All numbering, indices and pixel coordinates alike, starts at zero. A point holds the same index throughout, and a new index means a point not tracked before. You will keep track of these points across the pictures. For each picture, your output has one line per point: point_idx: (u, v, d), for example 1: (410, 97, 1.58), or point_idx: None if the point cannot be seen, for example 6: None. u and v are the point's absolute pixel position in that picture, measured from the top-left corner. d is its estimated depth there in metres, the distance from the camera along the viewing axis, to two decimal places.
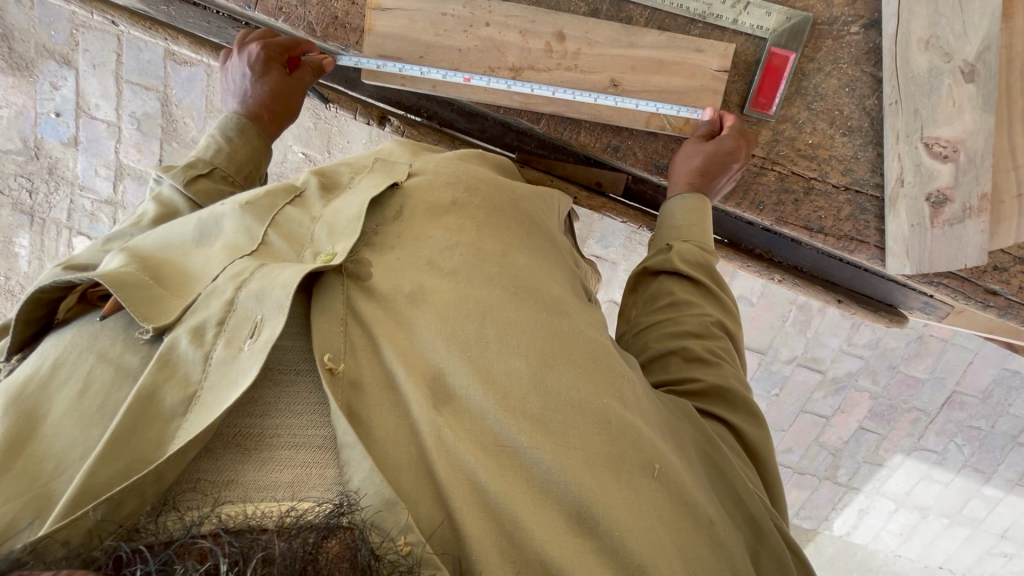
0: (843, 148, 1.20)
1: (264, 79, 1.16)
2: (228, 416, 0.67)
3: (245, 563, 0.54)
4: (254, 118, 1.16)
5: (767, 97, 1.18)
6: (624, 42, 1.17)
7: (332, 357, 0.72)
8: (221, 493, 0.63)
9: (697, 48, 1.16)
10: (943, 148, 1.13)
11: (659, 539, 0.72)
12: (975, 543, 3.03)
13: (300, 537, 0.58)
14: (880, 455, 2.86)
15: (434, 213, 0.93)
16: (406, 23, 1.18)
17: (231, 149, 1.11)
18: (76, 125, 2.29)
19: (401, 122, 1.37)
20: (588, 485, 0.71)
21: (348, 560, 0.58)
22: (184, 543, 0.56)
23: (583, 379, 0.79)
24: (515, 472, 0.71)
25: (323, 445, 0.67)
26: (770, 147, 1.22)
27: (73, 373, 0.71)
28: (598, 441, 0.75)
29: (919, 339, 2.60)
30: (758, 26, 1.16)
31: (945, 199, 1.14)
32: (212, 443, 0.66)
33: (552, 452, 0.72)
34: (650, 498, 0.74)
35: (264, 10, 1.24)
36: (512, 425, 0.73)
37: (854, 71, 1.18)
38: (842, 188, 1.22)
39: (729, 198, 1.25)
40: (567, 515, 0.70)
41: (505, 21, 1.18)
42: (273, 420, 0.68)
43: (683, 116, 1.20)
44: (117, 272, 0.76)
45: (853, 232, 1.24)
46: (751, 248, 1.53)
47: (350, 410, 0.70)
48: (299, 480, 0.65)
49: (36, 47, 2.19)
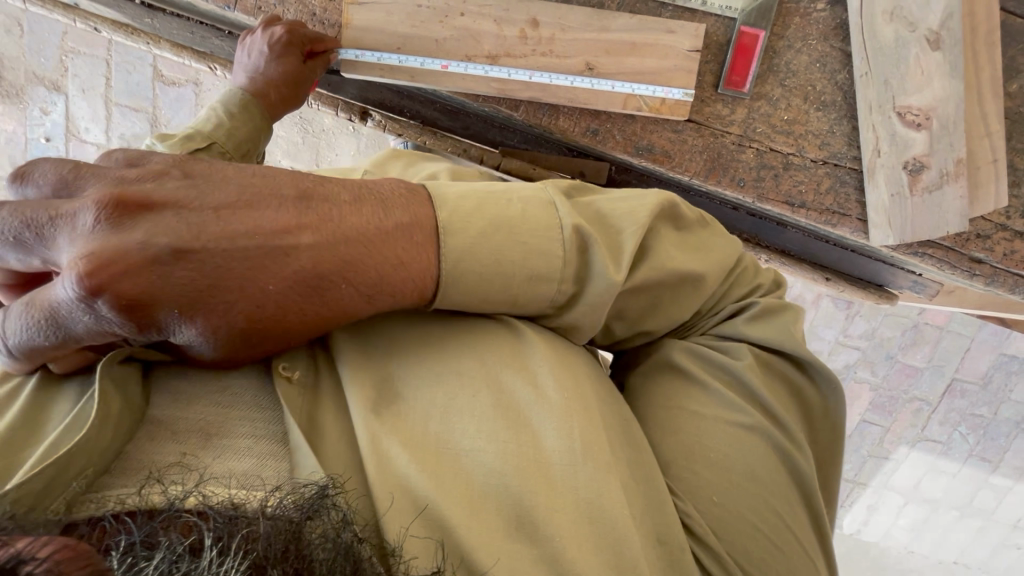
0: (818, 122, 1.21)
1: (280, 61, 1.15)
2: (199, 404, 0.76)
3: (230, 538, 0.57)
4: (258, 95, 1.16)
5: (740, 76, 1.20)
6: (596, 27, 1.20)
7: (287, 365, 0.79)
8: (201, 474, 0.69)
9: (668, 29, 1.19)
10: (915, 116, 1.16)
11: (599, 546, 0.71)
12: (988, 536, 2.98)
13: (283, 517, 0.60)
14: (884, 448, 2.83)
15: None
16: (383, 16, 1.21)
17: (231, 124, 1.10)
18: (66, 149, 2.32)
19: (384, 117, 1.41)
20: (528, 489, 0.72)
21: (331, 539, 0.60)
22: (171, 518, 0.60)
23: (539, 381, 0.78)
24: (460, 473, 0.73)
25: (281, 439, 0.74)
26: (747, 125, 1.23)
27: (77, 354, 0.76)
28: (551, 443, 0.74)
29: (914, 327, 2.60)
30: (727, 7, 1.18)
31: (922, 166, 1.17)
32: (178, 428, 0.74)
33: (493, 451, 0.73)
34: (603, 502, 0.73)
35: (243, 10, 1.25)
36: (462, 426, 0.75)
37: (824, 47, 1.19)
38: (820, 162, 1.23)
39: (710, 177, 1.25)
40: (507, 517, 0.71)
41: (480, 10, 1.20)
42: (238, 412, 0.76)
43: (659, 97, 1.20)
44: None
45: (834, 205, 1.24)
46: (738, 233, 1.54)
47: (308, 415, 0.76)
48: (255, 470, 0.71)
49: (26, 74, 2.22)
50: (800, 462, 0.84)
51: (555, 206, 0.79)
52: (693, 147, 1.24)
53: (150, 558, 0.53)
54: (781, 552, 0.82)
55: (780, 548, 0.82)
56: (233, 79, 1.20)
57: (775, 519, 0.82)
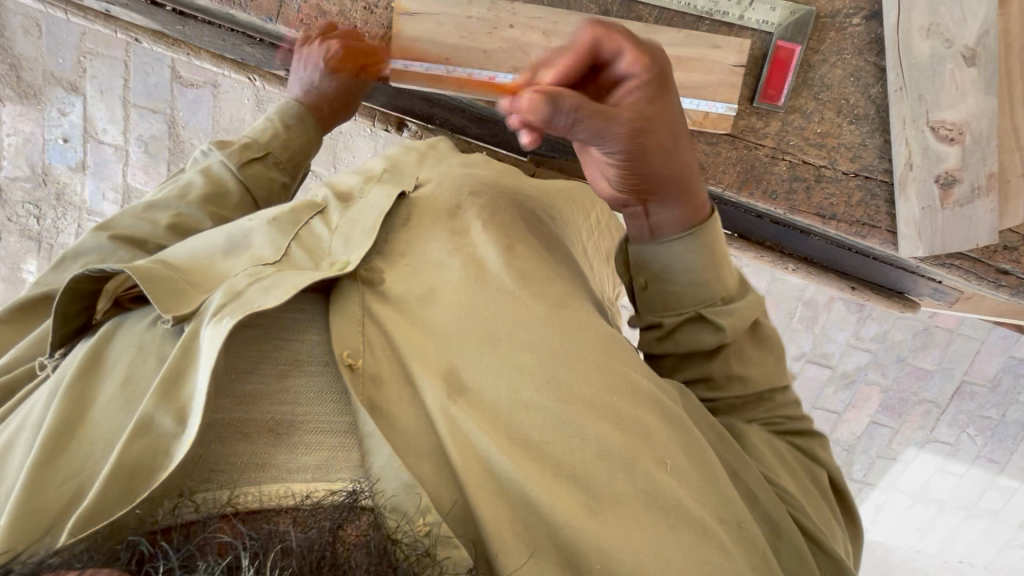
0: (851, 136, 1.23)
1: (334, 76, 1.21)
2: (267, 402, 0.70)
3: (266, 555, 0.55)
4: (314, 109, 1.23)
5: (775, 89, 1.21)
6: (643, 41, 1.21)
7: (350, 353, 0.74)
8: (239, 481, 0.64)
9: (714, 44, 1.20)
10: (949, 131, 1.18)
11: (666, 544, 0.68)
12: (994, 536, 3.01)
13: (317, 527, 0.59)
14: (893, 449, 2.86)
15: (449, 224, 0.95)
16: (433, 26, 1.23)
17: (287, 135, 1.19)
18: (83, 150, 2.31)
19: (418, 126, 1.47)
20: (596, 482, 0.71)
21: (363, 543, 0.60)
22: (205, 537, 0.57)
23: (594, 378, 0.79)
24: (540, 466, 0.71)
25: (349, 432, 0.70)
26: (780, 137, 1.24)
27: (121, 360, 0.74)
28: (616, 440, 0.74)
29: (925, 330, 2.63)
30: (764, 22, 1.19)
31: (954, 180, 1.18)
32: (250, 428, 0.68)
33: (563, 446, 0.73)
34: (670, 500, 0.72)
35: (286, 22, 1.28)
36: (531, 421, 0.74)
37: (858, 61, 1.20)
38: (852, 174, 1.24)
39: (744, 189, 1.28)
40: (584, 502, 0.70)
41: (529, 22, 1.24)
42: (301, 408, 0.70)
43: (702, 110, 1.22)
44: (144, 268, 0.77)
45: (864, 217, 1.26)
46: (760, 240, 1.55)
47: (370, 404, 0.71)
48: (326, 463, 0.67)
49: (44, 75, 2.22)
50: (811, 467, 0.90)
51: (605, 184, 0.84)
52: (726, 159, 1.26)
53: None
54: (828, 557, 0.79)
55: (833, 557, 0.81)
56: (288, 92, 1.25)
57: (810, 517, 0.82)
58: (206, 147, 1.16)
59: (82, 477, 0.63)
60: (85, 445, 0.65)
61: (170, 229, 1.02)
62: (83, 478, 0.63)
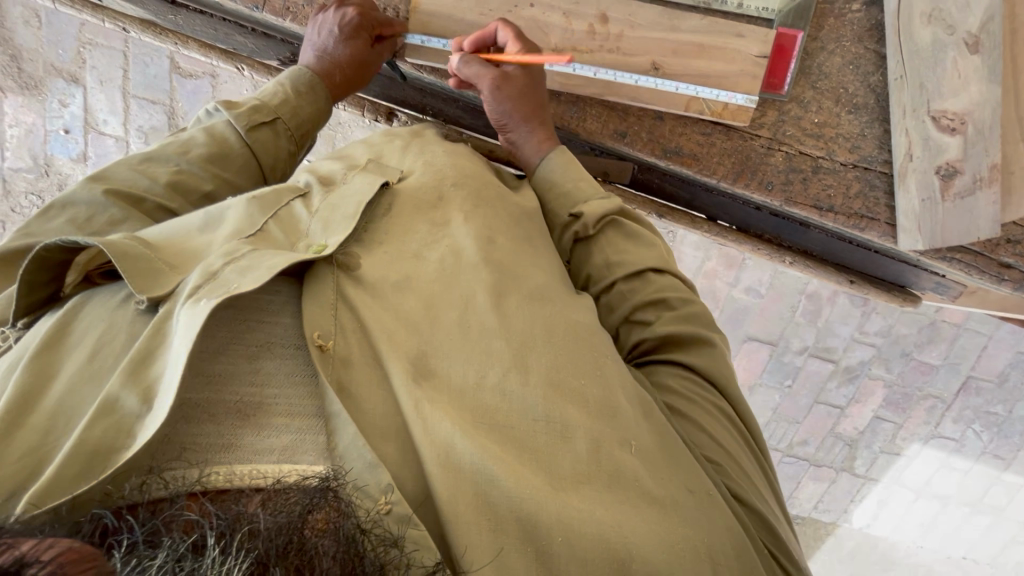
0: (849, 125, 1.21)
1: (349, 43, 1.17)
2: (236, 383, 0.71)
3: (232, 536, 0.56)
4: (325, 76, 1.18)
5: (778, 78, 1.19)
6: (665, 26, 1.18)
7: (321, 335, 0.76)
8: (210, 460, 0.66)
9: (738, 32, 1.16)
10: (950, 121, 1.14)
11: (624, 522, 0.71)
12: (999, 532, 2.98)
13: (285, 513, 0.60)
14: (897, 444, 2.83)
15: (428, 215, 0.96)
16: (451, 2, 1.23)
17: (295, 103, 1.14)
18: (84, 141, 2.32)
19: (408, 117, 1.43)
20: (556, 461, 0.74)
21: (332, 531, 0.60)
22: (171, 514, 0.59)
23: (561, 362, 0.81)
24: (505, 444, 0.74)
25: (317, 415, 0.72)
26: (777, 128, 1.22)
27: (85, 337, 0.74)
28: (578, 416, 0.77)
29: (930, 324, 2.59)
30: (764, 8, 1.17)
31: (954, 171, 1.15)
32: (216, 409, 0.69)
33: (527, 427, 0.76)
34: (629, 477, 0.75)
35: (272, 11, 1.27)
36: (496, 402, 0.77)
37: (857, 48, 1.19)
38: (850, 165, 1.22)
39: (738, 180, 1.24)
40: (542, 477, 0.73)
41: (550, 2, 1.20)
42: (272, 390, 0.72)
43: (722, 101, 1.19)
44: (119, 243, 0.78)
45: (863, 210, 1.22)
46: (759, 233, 1.52)
47: (339, 385, 0.74)
48: (293, 445, 0.69)
49: (44, 66, 2.23)
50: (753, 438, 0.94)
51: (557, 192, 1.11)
52: (720, 149, 1.23)
53: (151, 556, 0.52)
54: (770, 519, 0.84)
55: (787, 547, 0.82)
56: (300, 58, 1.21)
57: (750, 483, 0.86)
58: (213, 105, 1.11)
59: (39, 452, 0.63)
60: (42, 419, 0.66)
61: (168, 187, 0.99)
62: (40, 454, 0.63)
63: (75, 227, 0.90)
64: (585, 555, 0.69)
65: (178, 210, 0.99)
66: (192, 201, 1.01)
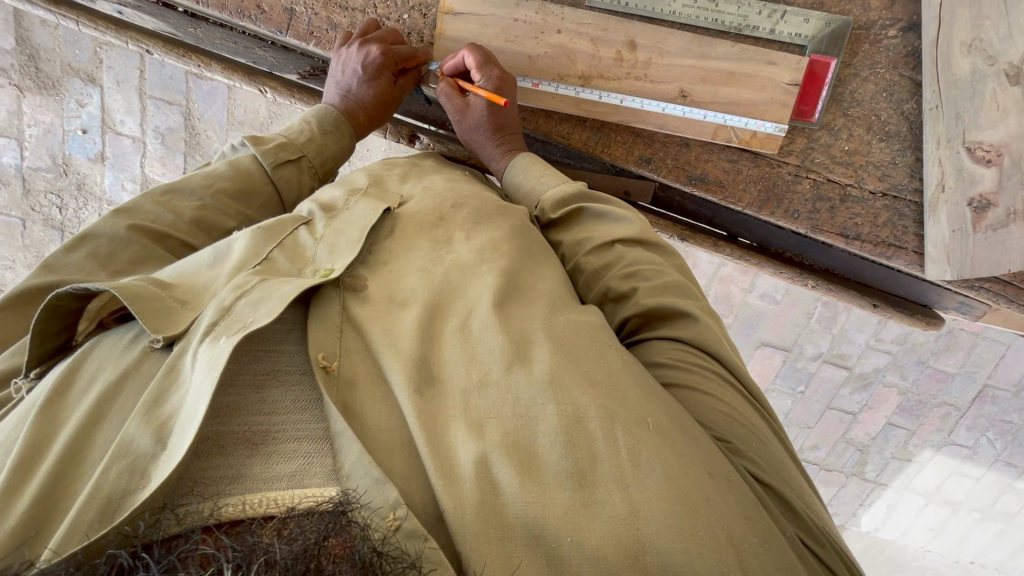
0: (880, 153, 1.26)
1: (372, 82, 1.19)
2: (244, 414, 0.70)
3: (249, 568, 0.52)
4: (349, 114, 1.20)
5: (810, 105, 1.24)
6: (695, 53, 1.23)
7: (326, 355, 0.76)
8: (222, 493, 0.64)
9: (769, 60, 1.21)
10: (985, 152, 1.17)
11: (674, 546, 0.63)
12: (1009, 538, 2.97)
13: (300, 543, 0.56)
14: (909, 450, 2.82)
15: (439, 241, 0.95)
16: (477, 27, 1.26)
17: (309, 132, 1.15)
18: (102, 142, 2.33)
19: (431, 139, 1.48)
20: (589, 469, 0.68)
21: (350, 557, 0.57)
22: (187, 550, 0.55)
23: (581, 370, 0.77)
24: (521, 455, 0.69)
25: (324, 437, 0.70)
26: (805, 155, 1.27)
27: (94, 381, 0.75)
28: (591, 401, 0.73)
29: (949, 333, 2.55)
30: (796, 34, 1.21)
31: (987, 204, 1.17)
32: (224, 441, 0.68)
33: (551, 437, 0.70)
34: (649, 461, 0.68)
35: (296, 35, 1.33)
36: (502, 413, 0.73)
37: (892, 75, 1.23)
38: (880, 193, 1.27)
39: (764, 207, 1.31)
40: (565, 481, 0.67)
41: (578, 28, 1.24)
42: (280, 417, 0.71)
43: (751, 129, 1.25)
44: (131, 285, 0.79)
45: (891, 238, 1.28)
46: (781, 251, 1.51)
47: (344, 405, 0.73)
48: (301, 470, 0.67)
49: (62, 66, 2.23)
50: (770, 420, 0.89)
51: (556, 203, 1.11)
52: (747, 176, 1.29)
53: None
54: (799, 496, 0.79)
55: (818, 534, 0.74)
56: (325, 96, 1.24)
57: (775, 458, 0.81)
58: (239, 141, 1.12)
59: (53, 500, 0.63)
60: (53, 464, 0.65)
61: (193, 223, 1.00)
62: (53, 500, 0.63)
63: (96, 262, 0.92)
64: (596, 553, 0.63)
65: (201, 246, 1.01)
66: (214, 236, 1.03)
